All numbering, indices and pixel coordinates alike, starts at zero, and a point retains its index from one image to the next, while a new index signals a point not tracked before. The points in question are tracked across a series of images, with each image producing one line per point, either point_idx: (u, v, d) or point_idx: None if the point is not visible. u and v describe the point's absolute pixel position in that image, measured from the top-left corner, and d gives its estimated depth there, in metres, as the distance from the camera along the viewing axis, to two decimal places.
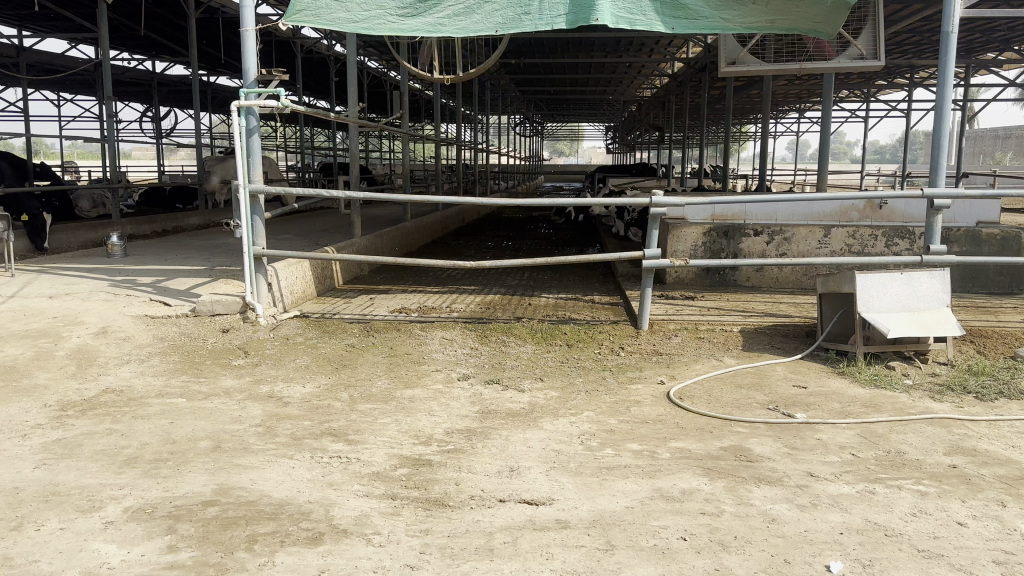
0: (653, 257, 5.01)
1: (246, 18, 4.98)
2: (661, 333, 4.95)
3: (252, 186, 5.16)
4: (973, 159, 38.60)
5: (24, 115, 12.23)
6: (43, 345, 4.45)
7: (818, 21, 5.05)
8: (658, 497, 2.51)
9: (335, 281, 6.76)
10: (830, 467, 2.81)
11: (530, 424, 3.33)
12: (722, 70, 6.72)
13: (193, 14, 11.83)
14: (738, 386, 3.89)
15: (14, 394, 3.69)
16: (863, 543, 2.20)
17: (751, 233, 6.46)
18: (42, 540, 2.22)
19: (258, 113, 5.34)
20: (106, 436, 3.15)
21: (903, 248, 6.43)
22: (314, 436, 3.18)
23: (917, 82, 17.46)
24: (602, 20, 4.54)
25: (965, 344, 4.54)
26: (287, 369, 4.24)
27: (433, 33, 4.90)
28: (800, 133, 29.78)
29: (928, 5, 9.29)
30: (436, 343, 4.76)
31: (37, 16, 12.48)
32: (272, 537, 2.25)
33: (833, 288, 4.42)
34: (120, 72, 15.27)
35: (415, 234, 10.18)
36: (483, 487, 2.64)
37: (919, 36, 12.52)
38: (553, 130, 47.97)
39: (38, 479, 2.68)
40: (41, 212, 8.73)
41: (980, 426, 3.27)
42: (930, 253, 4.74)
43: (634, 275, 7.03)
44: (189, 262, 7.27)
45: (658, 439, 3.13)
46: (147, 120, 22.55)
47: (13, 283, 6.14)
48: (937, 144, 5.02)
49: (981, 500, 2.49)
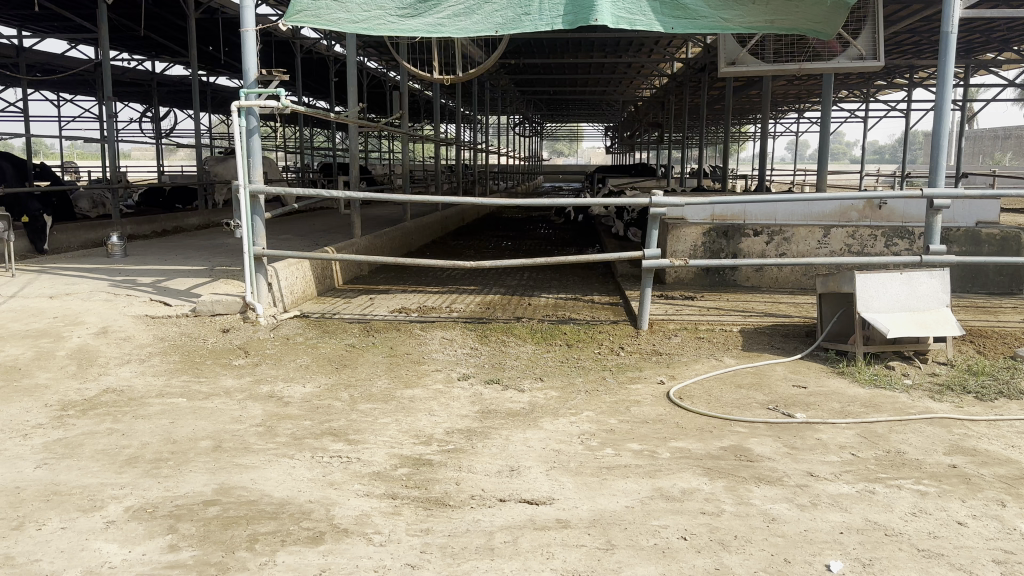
0: (653, 257, 5.02)
1: (246, 18, 4.98)
2: (661, 333, 4.96)
3: (252, 186, 5.16)
4: (973, 159, 38.63)
5: (24, 115, 12.22)
6: (43, 345, 4.45)
7: (818, 21, 5.05)
8: (659, 497, 2.51)
9: (335, 281, 6.76)
10: (830, 467, 2.81)
11: (530, 424, 3.33)
12: (722, 70, 6.72)
13: (193, 14, 11.82)
14: (738, 386, 3.89)
15: (14, 394, 3.69)
16: (862, 543, 2.21)
17: (750, 233, 6.47)
18: (42, 540, 2.22)
19: (258, 113, 5.35)
20: (106, 436, 3.15)
21: (903, 248, 6.43)
22: (314, 436, 3.18)
23: (917, 82, 17.47)
24: (602, 20, 4.54)
25: (965, 344, 4.55)
26: (287, 368, 4.24)
27: (433, 33, 4.91)
28: (799, 133, 29.78)
29: (927, 5, 9.29)
30: (436, 343, 4.77)
31: (37, 16, 12.47)
32: (273, 537, 2.25)
33: (832, 288, 4.43)
34: (120, 72, 15.27)
35: (415, 234, 10.18)
36: (484, 487, 2.64)
37: (919, 37, 12.52)
38: (553, 130, 48.03)
39: (38, 479, 2.67)
40: (41, 212, 8.73)
41: (980, 426, 3.28)
42: (930, 253, 4.74)
43: (633, 276, 7.04)
44: (190, 262, 7.28)
45: (658, 438, 3.13)
46: (146, 120, 22.55)
47: (13, 283, 6.14)
48: (936, 144, 5.02)
49: (981, 500, 2.49)
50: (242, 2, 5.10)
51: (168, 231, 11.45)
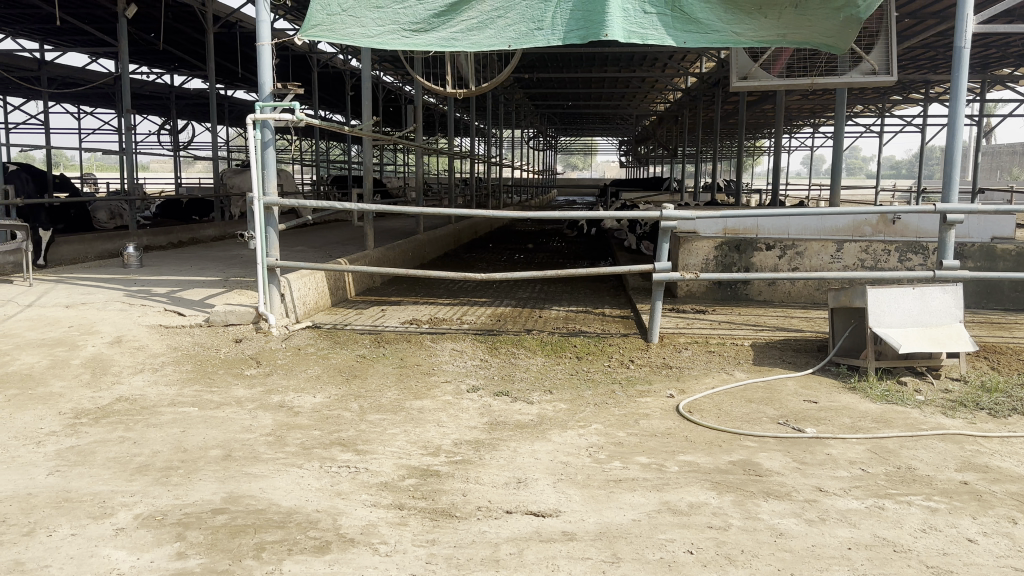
0: (663, 270, 5.00)
1: (262, 34, 5.04)
2: (671, 347, 4.95)
3: (267, 198, 5.23)
4: (989, 174, 38.10)
5: (45, 127, 12.46)
6: (59, 353, 4.53)
7: (830, 36, 5.03)
8: (666, 511, 2.51)
9: (348, 292, 6.81)
10: (839, 482, 2.79)
11: (538, 436, 3.34)
12: (733, 84, 6.80)
13: (211, 28, 12.02)
14: (748, 400, 3.87)
15: (30, 402, 3.73)
16: (871, 558, 2.19)
17: (763, 248, 6.47)
18: (53, 545, 2.25)
19: (274, 125, 5.41)
20: (117, 445, 3.18)
21: (917, 263, 6.36)
22: (323, 445, 3.20)
23: (933, 97, 17.35)
24: (613, 36, 4.61)
25: (978, 360, 4.51)
26: (298, 378, 4.28)
27: (446, 48, 4.97)
28: (815, 149, 29.57)
29: (943, 22, 9.22)
30: (446, 355, 4.79)
31: (58, 30, 12.68)
32: (280, 545, 2.27)
33: (844, 302, 4.42)
34: (139, 87, 15.50)
35: (428, 248, 10.25)
36: (490, 499, 2.64)
37: (935, 52, 12.43)
38: (568, 145, 48.31)
39: (50, 486, 2.71)
40: (39, 229, 8.42)
41: (993, 442, 3.23)
42: (942, 268, 4.70)
43: (644, 289, 7.08)
44: (205, 273, 7.39)
45: (667, 451, 3.12)
46: (165, 133, 22.92)
47: (31, 292, 6.25)
48: (950, 162, 4.98)
49: (992, 517, 2.46)
50: (258, 17, 5.17)
51: (185, 242, 11.58)
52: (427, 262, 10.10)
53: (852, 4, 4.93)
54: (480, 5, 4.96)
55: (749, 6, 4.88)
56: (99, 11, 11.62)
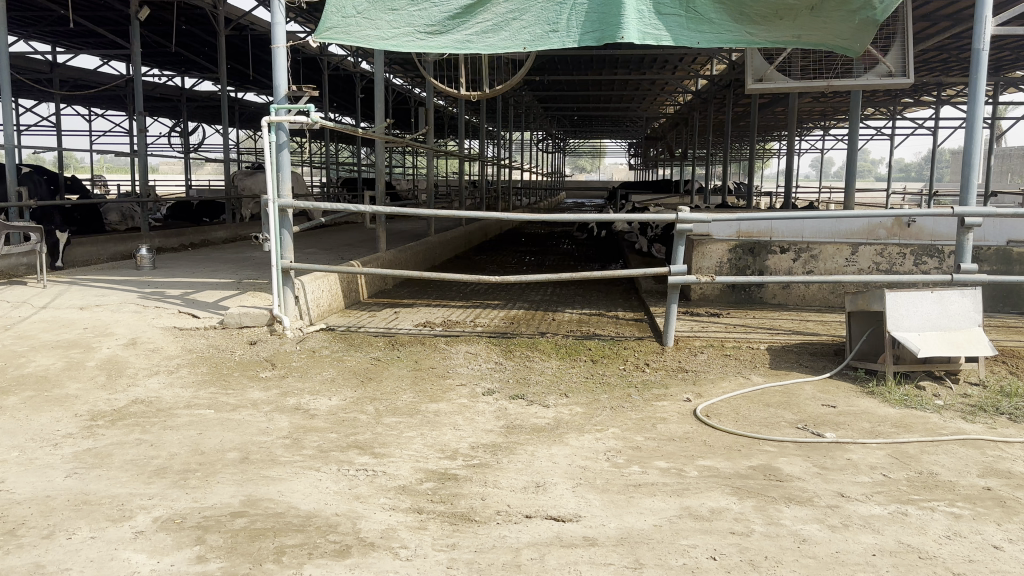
0: (679, 273, 4.92)
1: (276, 35, 5.05)
2: (687, 350, 4.91)
3: (281, 201, 5.21)
4: (1002, 176, 37.60)
5: (57, 130, 12.53)
6: (74, 355, 4.54)
7: (846, 38, 5.01)
8: (687, 516, 2.48)
9: (360, 295, 6.81)
10: (861, 488, 2.75)
11: (555, 440, 3.31)
12: (749, 87, 6.78)
13: (222, 31, 12.04)
14: (765, 404, 3.84)
15: (46, 404, 3.75)
16: (896, 565, 2.16)
17: (777, 251, 6.45)
18: (73, 549, 2.25)
19: (288, 127, 5.40)
20: (134, 447, 3.19)
21: (932, 267, 6.27)
22: (340, 449, 3.19)
23: (946, 99, 17.16)
24: (628, 38, 4.57)
25: (996, 364, 4.46)
26: (313, 381, 4.28)
27: (462, 50, 4.97)
28: (826, 151, 29.41)
29: (957, 23, 9.15)
30: (460, 358, 4.77)
31: (71, 32, 12.78)
32: (300, 549, 2.26)
33: (861, 306, 4.38)
34: (151, 88, 15.60)
35: (439, 250, 10.25)
36: (509, 503, 2.62)
37: (947, 53, 12.34)
38: (577, 146, 48.24)
39: (68, 488, 2.72)
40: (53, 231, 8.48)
41: (1015, 447, 3.19)
42: (961, 271, 4.67)
43: (657, 292, 7.09)
44: (218, 275, 7.41)
45: (686, 456, 3.10)
46: (175, 135, 22.99)
47: (46, 294, 6.29)
48: (969, 165, 4.93)
49: (1017, 524, 2.42)
50: (273, 18, 5.18)
51: (196, 244, 11.63)
52: (437, 263, 10.09)
53: (867, 7, 4.90)
54: (495, 7, 4.95)
55: (765, 8, 4.85)
56: (112, 13, 11.68)
